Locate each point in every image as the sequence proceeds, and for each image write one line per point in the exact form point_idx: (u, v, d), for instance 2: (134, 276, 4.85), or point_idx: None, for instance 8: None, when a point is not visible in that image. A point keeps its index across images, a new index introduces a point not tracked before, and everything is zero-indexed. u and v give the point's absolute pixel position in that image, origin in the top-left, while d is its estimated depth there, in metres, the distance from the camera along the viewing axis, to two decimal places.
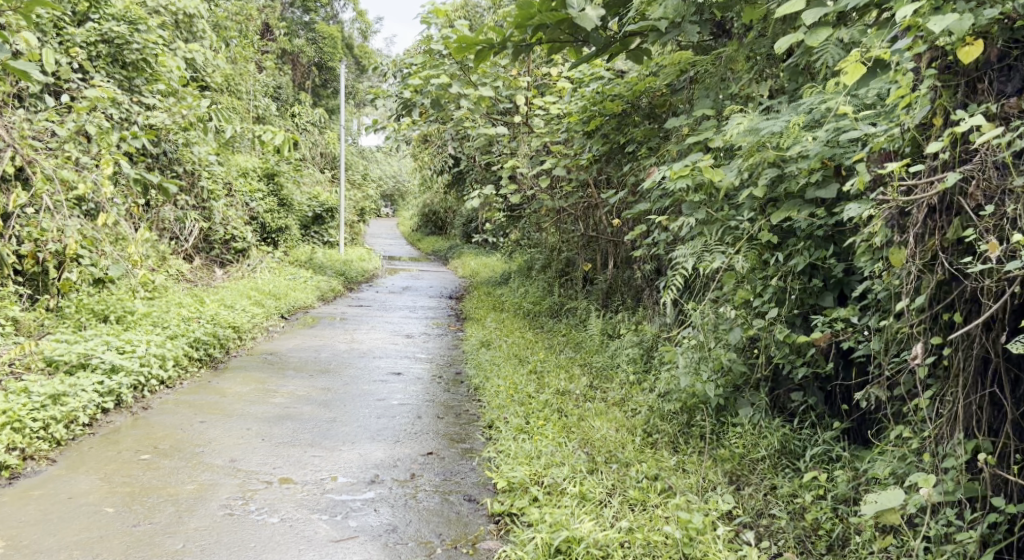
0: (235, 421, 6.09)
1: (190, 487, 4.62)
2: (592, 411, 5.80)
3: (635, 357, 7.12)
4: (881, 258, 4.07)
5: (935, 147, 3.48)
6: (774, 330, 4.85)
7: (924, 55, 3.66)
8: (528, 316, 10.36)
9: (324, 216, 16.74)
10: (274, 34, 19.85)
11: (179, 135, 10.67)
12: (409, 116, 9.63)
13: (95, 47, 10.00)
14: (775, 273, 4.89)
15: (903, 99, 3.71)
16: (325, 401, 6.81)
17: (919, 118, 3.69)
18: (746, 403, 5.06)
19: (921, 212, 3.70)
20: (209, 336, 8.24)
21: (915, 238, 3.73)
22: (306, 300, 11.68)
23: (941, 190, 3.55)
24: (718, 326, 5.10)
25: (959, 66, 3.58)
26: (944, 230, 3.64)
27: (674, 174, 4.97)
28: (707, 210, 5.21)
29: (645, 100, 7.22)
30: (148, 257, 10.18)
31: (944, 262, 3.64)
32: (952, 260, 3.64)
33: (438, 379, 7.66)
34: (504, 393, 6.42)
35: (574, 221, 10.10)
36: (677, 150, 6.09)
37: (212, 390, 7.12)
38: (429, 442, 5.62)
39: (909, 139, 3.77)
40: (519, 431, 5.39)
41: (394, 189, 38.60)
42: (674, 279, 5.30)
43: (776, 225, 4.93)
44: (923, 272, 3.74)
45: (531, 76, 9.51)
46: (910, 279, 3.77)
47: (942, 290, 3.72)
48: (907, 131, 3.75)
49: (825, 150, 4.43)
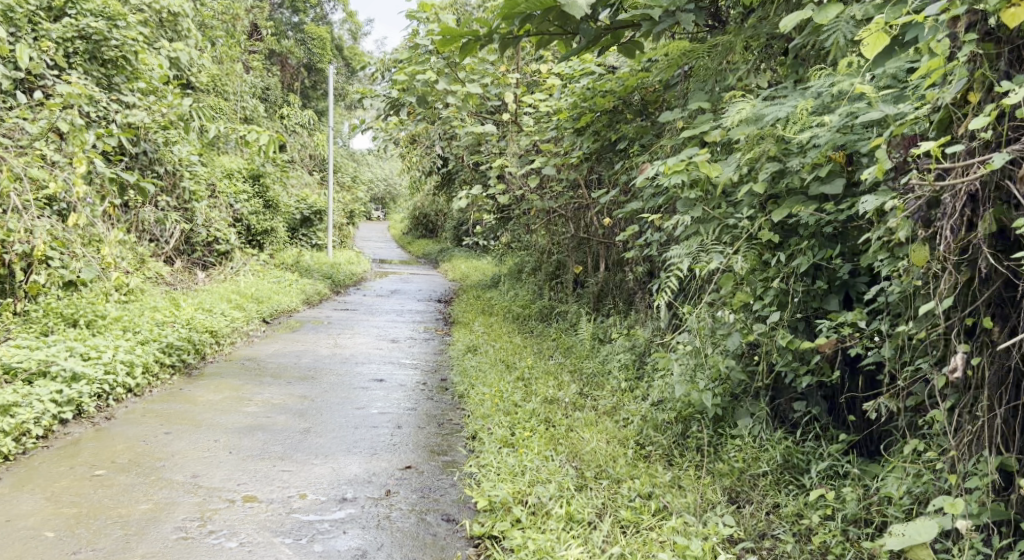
0: (203, 432, 5.74)
1: (144, 506, 4.28)
2: (581, 422, 5.47)
3: (627, 364, 6.82)
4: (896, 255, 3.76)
5: (979, 122, 3.12)
6: (775, 336, 4.52)
7: (961, 20, 3.32)
8: (517, 320, 10.04)
9: (313, 218, 16.41)
10: (261, 33, 19.48)
11: (159, 134, 10.32)
12: (397, 115, 9.34)
13: (71, 43, 9.59)
14: (776, 275, 4.56)
15: (935, 73, 3.36)
16: (301, 410, 6.46)
17: (954, 92, 3.34)
18: (745, 413, 4.73)
19: (958, 201, 3.33)
20: (183, 341, 7.88)
21: (949, 231, 3.37)
22: (289, 304, 11.28)
23: (985, 174, 3.19)
24: (715, 331, 4.77)
25: (1002, 33, 3.24)
26: (984, 220, 3.29)
27: (668, 169, 4.66)
28: (703, 207, 4.88)
29: (638, 96, 6.93)
30: (123, 259, 9.80)
31: (985, 256, 3.29)
32: (993, 254, 3.29)
33: (422, 386, 7.32)
34: (489, 401, 6.08)
35: (564, 223, 9.77)
36: (673, 145, 5.77)
37: (183, 398, 6.77)
38: (408, 455, 5.29)
39: (939, 120, 3.43)
40: (504, 444, 5.05)
41: (385, 192, 38.24)
42: (668, 281, 4.97)
43: (778, 223, 4.61)
44: (956, 269, 3.39)
45: (522, 73, 9.19)
46: (943, 279, 3.41)
47: (977, 289, 3.37)
48: (939, 110, 3.41)
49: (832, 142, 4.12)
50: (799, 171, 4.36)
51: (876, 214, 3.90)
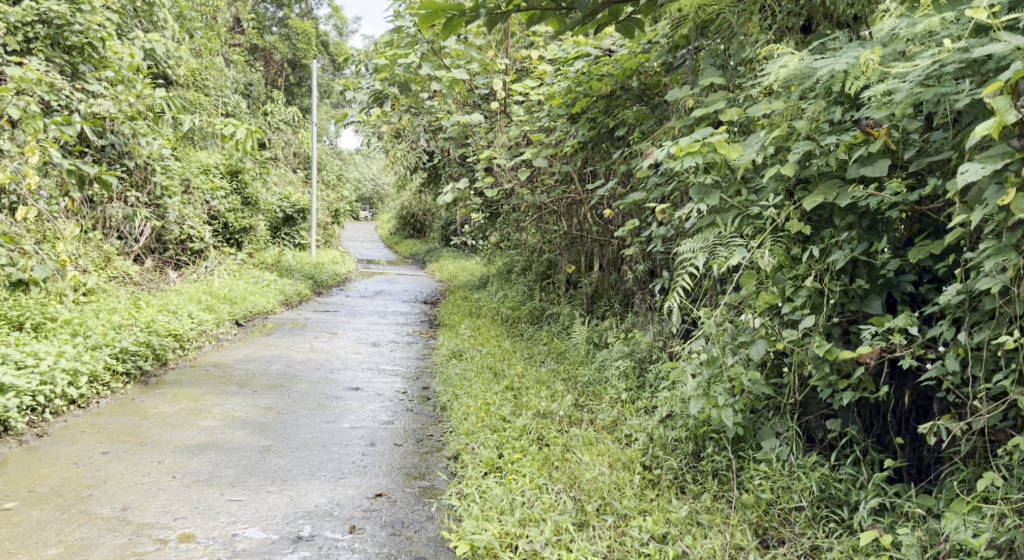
0: (146, 452, 5.05)
1: (51, 553, 3.73)
2: (579, 442, 4.79)
3: (626, 371, 6.19)
4: (984, 245, 3.16)
5: None
6: (809, 344, 3.83)
7: None
8: (505, 322, 9.36)
9: (296, 217, 15.64)
10: (244, 26, 18.67)
11: (126, 126, 9.28)
12: (380, 107, 8.60)
13: (31, 28, 8.70)
14: (808, 272, 3.91)
15: None
16: (264, 424, 5.77)
17: None
18: (769, 432, 4.05)
19: None
20: (140, 346, 7.14)
21: None
22: (266, 305, 10.56)
23: None
24: (737, 338, 4.10)
25: None
26: None
27: (678, 151, 4.08)
28: (720, 195, 4.22)
29: (637, 80, 6.27)
30: (80, 256, 9.04)
31: None
32: None
33: (402, 395, 6.63)
34: (474, 415, 5.39)
35: (556, 219, 9.09)
36: (683, 126, 5.10)
37: (133, 411, 6.09)
38: (379, 480, 4.60)
39: None
40: (491, 468, 4.37)
41: (373, 193, 37.40)
42: (680, 280, 4.29)
43: (808, 213, 4.00)
44: None
45: (513, 61, 8.50)
46: None
47: None
48: None
49: (892, 110, 3.48)
50: (837, 148, 3.78)
51: (957, 193, 3.29)
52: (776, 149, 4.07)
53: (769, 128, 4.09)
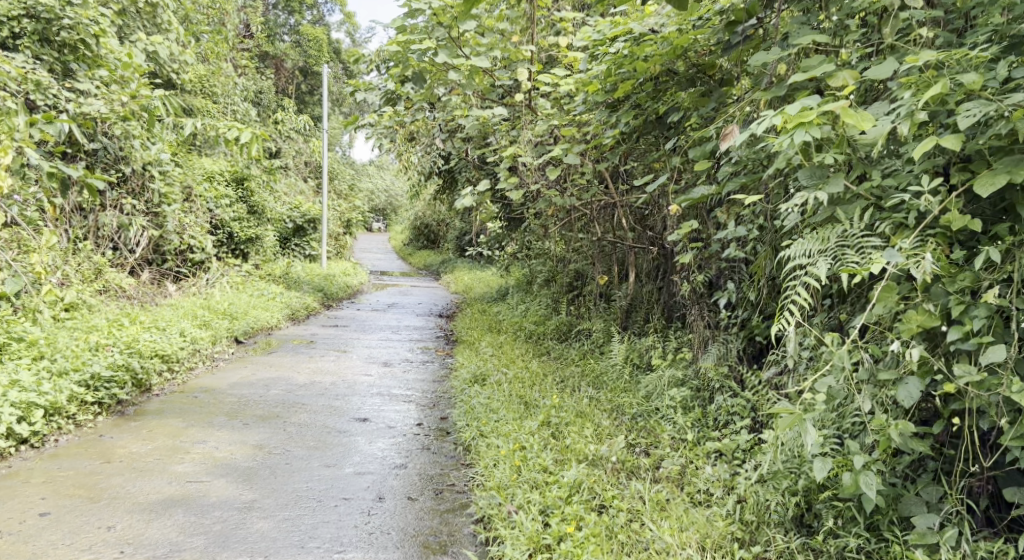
0: (98, 511, 4.05)
1: None
2: (648, 504, 3.76)
3: (682, 401, 5.14)
4: None
5: None
6: (995, 388, 2.85)
7: None
8: (529, 339, 8.28)
9: (306, 228, 14.57)
10: (253, 31, 17.57)
11: (120, 127, 8.18)
12: (400, 106, 7.50)
13: (16, 22, 7.34)
14: (978, 285, 2.90)
15: None
16: (251, 469, 4.71)
17: None
18: (917, 502, 3.13)
19: None
20: (116, 370, 6.08)
21: None
22: (269, 319, 9.49)
23: None
24: (876, 374, 3.08)
25: None
26: None
27: (789, 122, 3.03)
28: (846, 180, 3.17)
29: (688, 61, 4.94)
30: (60, 267, 7.96)
31: None
32: None
33: (417, 429, 5.54)
34: (508, 462, 4.35)
35: (586, 224, 7.96)
36: (769, 98, 4.01)
37: (97, 451, 5.07)
38: (388, 555, 3.69)
39: None
40: (536, 548, 3.51)
41: (386, 203, 36.42)
42: (793, 296, 3.22)
43: (973, 201, 2.99)
44: None
45: (544, 50, 7.34)
46: None
47: None
48: None
49: None
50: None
51: None
52: (929, 114, 3.02)
53: (914, 88, 3.04)
